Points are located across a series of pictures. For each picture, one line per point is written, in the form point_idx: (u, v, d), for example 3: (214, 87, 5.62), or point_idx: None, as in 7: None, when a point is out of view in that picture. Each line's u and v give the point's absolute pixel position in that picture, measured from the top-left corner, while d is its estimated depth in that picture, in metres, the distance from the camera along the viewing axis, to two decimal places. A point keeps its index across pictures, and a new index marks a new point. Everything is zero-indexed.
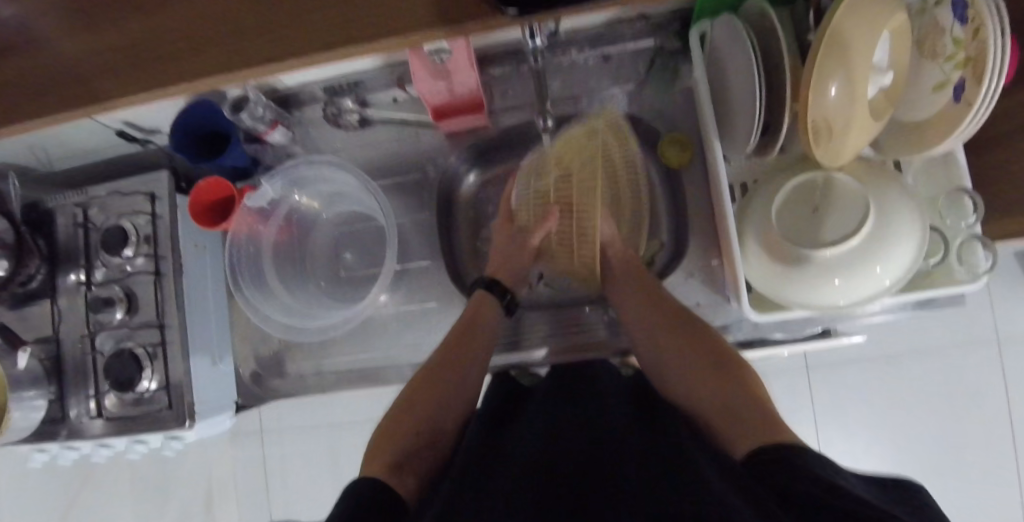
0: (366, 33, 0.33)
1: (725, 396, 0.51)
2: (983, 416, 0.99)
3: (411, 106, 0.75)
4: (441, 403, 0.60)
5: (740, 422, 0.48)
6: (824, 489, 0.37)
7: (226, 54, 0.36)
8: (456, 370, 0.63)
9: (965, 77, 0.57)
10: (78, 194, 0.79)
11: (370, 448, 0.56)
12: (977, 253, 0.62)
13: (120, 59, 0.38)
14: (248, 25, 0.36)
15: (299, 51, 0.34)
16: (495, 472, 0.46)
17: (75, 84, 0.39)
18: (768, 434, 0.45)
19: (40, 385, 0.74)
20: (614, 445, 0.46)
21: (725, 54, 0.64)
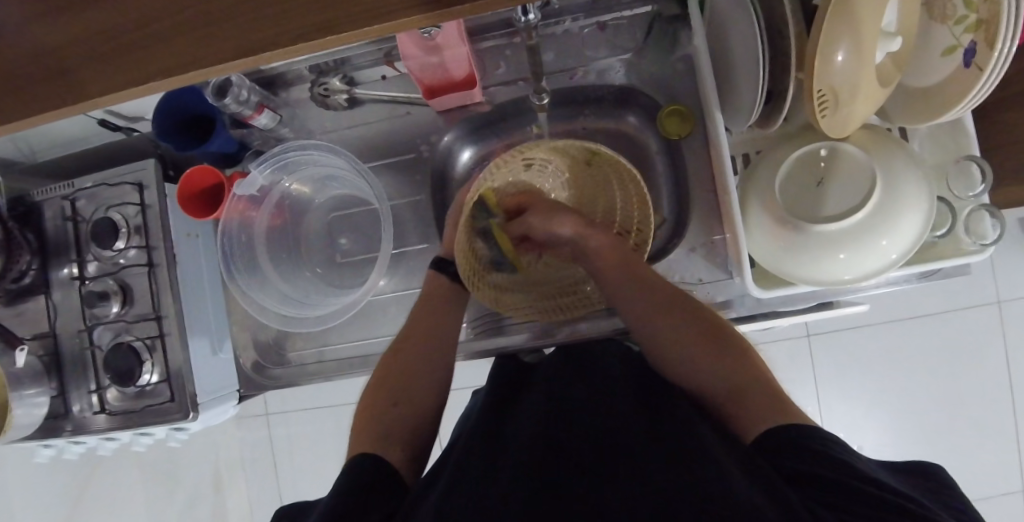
0: (346, 21, 0.30)
1: (727, 375, 0.49)
2: (982, 379, 0.99)
3: (401, 83, 0.73)
4: (410, 381, 0.59)
5: (744, 404, 0.46)
6: (837, 471, 0.37)
7: (191, 48, 0.33)
8: (425, 350, 0.62)
9: (976, 41, 0.55)
10: (65, 185, 0.77)
11: (353, 430, 0.55)
12: (984, 222, 0.62)
13: (75, 56, 0.35)
14: (214, 13, 0.33)
15: (274, 42, 0.32)
16: (489, 461, 0.46)
17: (41, 83, 0.36)
18: (775, 416, 0.44)
19: (41, 381, 0.73)
20: (613, 433, 0.45)
21: (728, 19, 0.61)
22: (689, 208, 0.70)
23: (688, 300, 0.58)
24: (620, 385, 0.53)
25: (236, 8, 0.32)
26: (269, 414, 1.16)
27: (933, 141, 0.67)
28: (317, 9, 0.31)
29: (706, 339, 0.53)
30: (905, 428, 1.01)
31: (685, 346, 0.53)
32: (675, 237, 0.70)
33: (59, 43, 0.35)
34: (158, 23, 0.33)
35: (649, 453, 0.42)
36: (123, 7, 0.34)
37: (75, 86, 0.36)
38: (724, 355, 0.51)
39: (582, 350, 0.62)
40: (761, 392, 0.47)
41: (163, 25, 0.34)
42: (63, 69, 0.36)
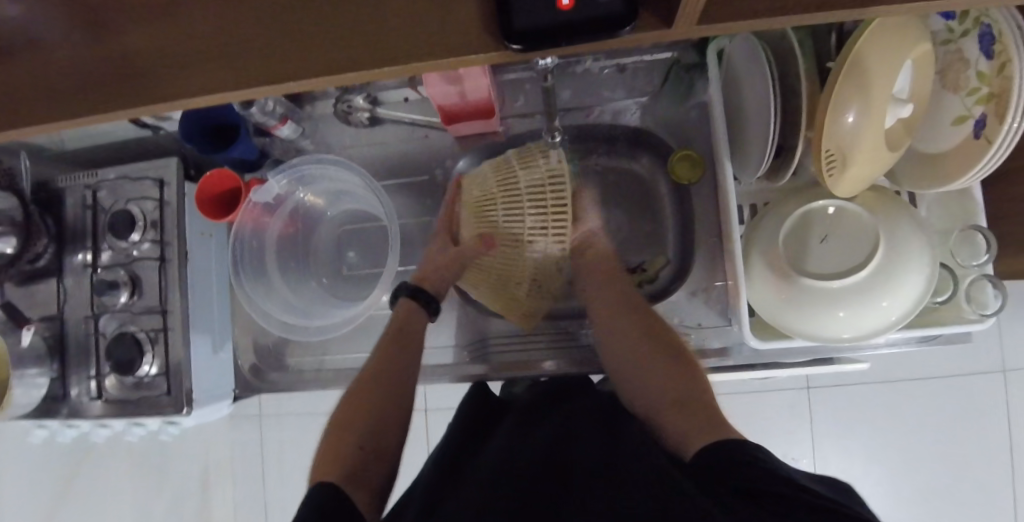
0: (363, 63, 0.32)
1: (675, 389, 0.54)
2: (983, 447, 0.98)
3: (422, 107, 0.74)
4: (377, 408, 0.59)
5: (682, 418, 0.50)
6: (789, 486, 0.36)
7: (218, 73, 0.35)
8: (403, 374, 0.62)
9: (987, 113, 0.56)
10: (89, 175, 0.79)
11: (319, 458, 0.55)
12: (986, 292, 0.63)
13: (111, 70, 0.38)
14: (251, 46, 0.35)
15: (298, 73, 0.33)
16: (459, 486, 0.47)
17: (71, 92, 0.38)
18: (710, 431, 0.46)
19: (43, 363, 0.75)
20: (576, 455, 0.45)
21: (743, 72, 0.63)
22: (693, 252, 0.70)
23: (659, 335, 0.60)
24: (589, 408, 0.53)
25: (271, 43, 0.34)
26: (263, 416, 1.12)
27: (941, 207, 0.68)
28: (343, 51, 0.33)
29: (668, 371, 0.56)
30: (900, 489, 1.00)
31: (654, 380, 0.56)
32: (676, 279, 0.71)
33: (100, 59, 0.38)
34: (197, 50, 0.36)
35: (608, 470, 0.42)
36: (167, 29, 0.37)
37: (104, 97, 0.38)
38: (682, 385, 0.54)
39: (574, 381, 0.61)
40: (710, 418, 0.49)
41: (199, 50, 0.36)
42: (97, 80, 0.38)
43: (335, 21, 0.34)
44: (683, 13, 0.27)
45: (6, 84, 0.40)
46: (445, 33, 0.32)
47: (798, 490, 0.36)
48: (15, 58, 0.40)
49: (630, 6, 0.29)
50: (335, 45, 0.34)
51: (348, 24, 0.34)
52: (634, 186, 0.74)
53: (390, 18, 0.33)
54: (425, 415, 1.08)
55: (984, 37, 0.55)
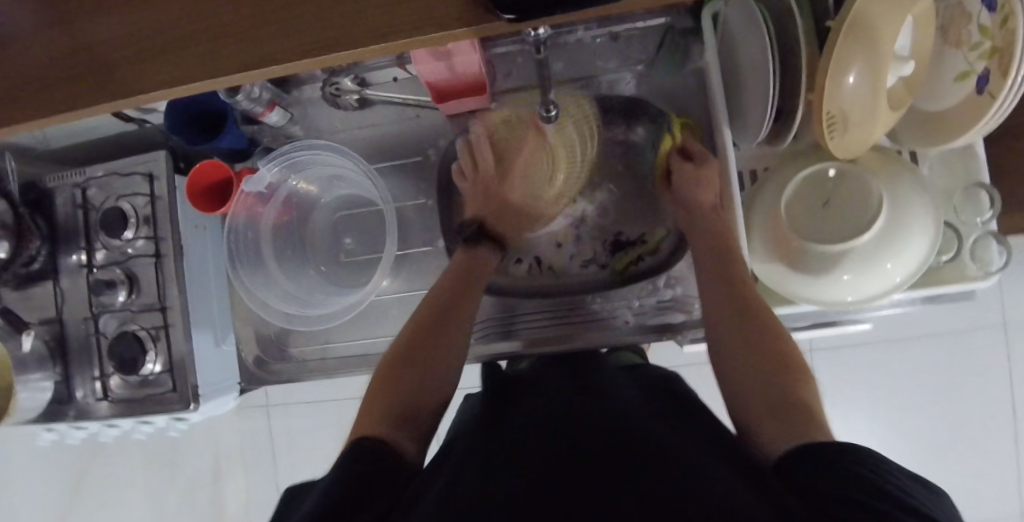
0: (340, 43, 0.31)
1: (766, 383, 0.47)
2: (985, 401, 0.98)
3: (411, 86, 0.72)
4: (427, 355, 0.57)
5: (777, 419, 0.43)
6: (860, 490, 0.31)
7: (195, 61, 0.34)
8: (447, 334, 0.59)
9: (989, 69, 0.54)
10: (77, 174, 0.78)
11: (365, 401, 0.53)
12: (991, 250, 0.62)
13: (83, 63, 0.36)
14: (222, 29, 0.33)
15: (272, 58, 0.32)
16: (497, 440, 0.46)
17: (47, 85, 0.37)
18: (802, 434, 0.40)
19: (46, 366, 0.75)
20: (614, 428, 0.43)
21: (740, 35, 0.61)
22: None
23: (751, 318, 0.53)
24: (641, 397, 0.50)
25: (241, 26, 0.33)
26: (270, 406, 1.11)
27: (942, 165, 0.67)
28: (319, 30, 0.31)
29: (760, 357, 0.49)
30: (904, 446, 1.01)
31: (742, 375, 0.49)
32: (677, 250, 0.69)
33: (70, 51, 0.37)
34: (167, 37, 0.34)
35: (662, 454, 0.39)
36: (134, 15, 0.35)
37: (80, 93, 0.36)
38: (770, 377, 0.47)
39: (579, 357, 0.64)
40: (797, 426, 0.41)
41: (171, 37, 0.34)
42: (70, 75, 0.37)
43: None
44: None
45: None
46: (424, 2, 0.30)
47: (877, 498, 0.30)
48: None
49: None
50: (310, 21, 0.32)
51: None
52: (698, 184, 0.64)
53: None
54: None
55: None
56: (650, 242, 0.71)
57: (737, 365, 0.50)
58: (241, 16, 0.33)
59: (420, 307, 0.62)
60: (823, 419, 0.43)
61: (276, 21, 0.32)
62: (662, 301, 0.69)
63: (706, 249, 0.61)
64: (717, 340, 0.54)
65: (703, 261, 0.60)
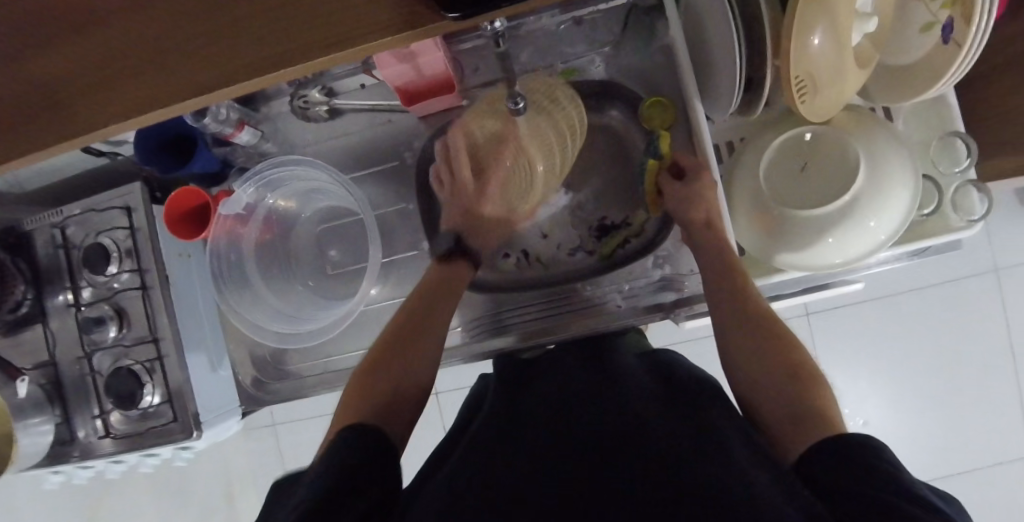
0: (291, 57, 0.31)
1: (773, 375, 0.48)
2: (983, 347, 0.99)
3: (379, 90, 0.71)
4: (406, 361, 0.58)
5: (787, 420, 0.44)
6: (873, 486, 0.33)
7: (167, 82, 0.34)
8: (426, 338, 0.60)
9: (953, 17, 0.54)
10: (54, 213, 0.77)
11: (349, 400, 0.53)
12: (971, 196, 0.62)
13: (49, 99, 0.36)
14: (170, 56, 0.33)
15: (227, 79, 0.32)
16: (507, 442, 0.46)
17: (19, 129, 0.38)
18: (821, 428, 0.41)
19: (44, 410, 0.74)
20: (620, 422, 0.44)
21: (702, 7, 0.61)
22: None
23: (758, 325, 0.52)
24: (647, 386, 0.51)
25: (190, 50, 0.33)
26: (276, 424, 1.12)
27: (916, 117, 0.67)
28: (286, 39, 0.31)
29: (764, 347, 0.50)
30: (908, 400, 1.02)
31: (754, 384, 0.49)
32: (663, 228, 0.69)
33: (26, 94, 0.37)
34: (118, 69, 0.34)
35: (671, 444, 0.40)
36: (75, 51, 0.35)
37: (58, 126, 0.37)
38: (787, 388, 0.46)
39: (586, 343, 0.64)
40: (809, 420, 0.42)
41: (136, 60, 0.34)
42: (48, 110, 0.37)
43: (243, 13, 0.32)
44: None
45: None
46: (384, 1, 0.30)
47: (891, 491, 0.32)
48: None
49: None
50: (259, 37, 0.31)
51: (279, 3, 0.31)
52: (693, 197, 0.60)
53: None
54: (436, 399, 1.09)
55: None
56: (634, 223, 0.71)
57: (754, 375, 0.49)
58: (187, 41, 0.33)
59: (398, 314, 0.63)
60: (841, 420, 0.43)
61: (224, 43, 0.32)
62: (652, 282, 0.69)
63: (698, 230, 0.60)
64: (720, 324, 0.55)
65: (702, 259, 0.60)
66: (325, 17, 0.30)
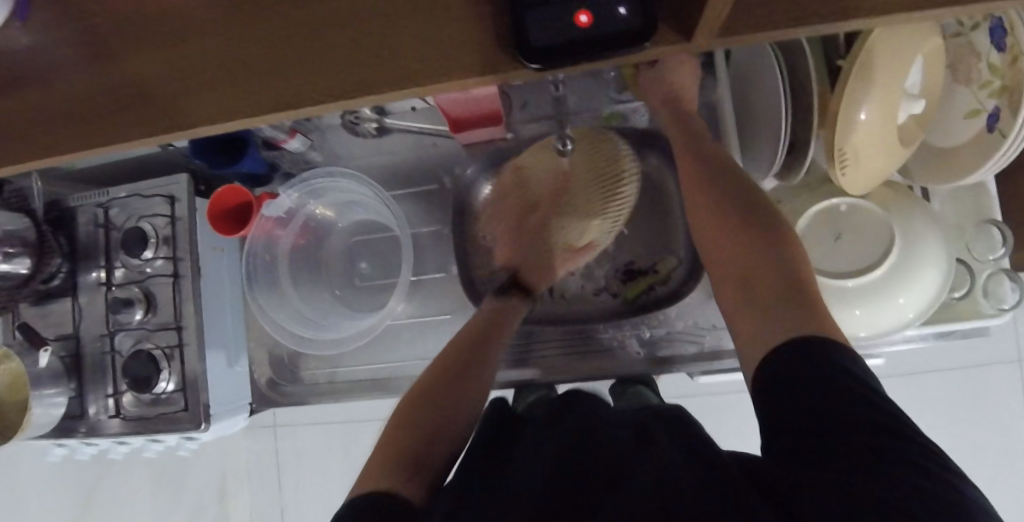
0: (362, 88, 0.35)
1: (749, 257, 0.46)
2: (1003, 438, 0.97)
3: (428, 114, 0.73)
4: (449, 394, 0.56)
5: (768, 300, 0.43)
6: (897, 462, 0.31)
7: (232, 103, 0.38)
8: (475, 370, 0.59)
9: (1000, 107, 0.55)
10: (100, 194, 0.80)
11: (383, 433, 0.53)
12: (1004, 286, 0.62)
13: (137, 96, 0.40)
14: (254, 75, 0.38)
15: (298, 98, 0.36)
16: (513, 464, 0.47)
17: (93, 121, 0.41)
18: (806, 324, 0.40)
19: (61, 382, 0.75)
20: (614, 450, 0.43)
21: (753, 70, 0.62)
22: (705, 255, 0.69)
23: (759, 221, 0.48)
24: (622, 418, 0.50)
25: (275, 73, 0.37)
26: (278, 426, 1.10)
27: (954, 201, 0.67)
28: (342, 77, 0.36)
29: (755, 237, 0.47)
30: None
31: (754, 324, 0.43)
32: (689, 280, 0.69)
33: (119, 92, 0.41)
34: (206, 81, 0.39)
35: (662, 469, 0.38)
36: (174, 60, 0.40)
37: (134, 125, 0.40)
38: (793, 316, 0.41)
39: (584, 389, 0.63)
40: (786, 302, 0.42)
41: (225, 77, 0.38)
42: (113, 109, 0.41)
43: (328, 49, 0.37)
44: (709, 13, 0.29)
45: (44, 110, 0.42)
46: (420, 58, 0.35)
47: (913, 468, 0.31)
48: (49, 86, 0.42)
49: (648, 23, 0.34)
50: (340, 69, 0.36)
51: (333, 47, 0.37)
52: (660, 80, 0.61)
53: (395, 46, 0.36)
54: None
55: (996, 28, 0.54)
56: (661, 272, 0.72)
57: (758, 310, 0.44)
58: (275, 65, 0.37)
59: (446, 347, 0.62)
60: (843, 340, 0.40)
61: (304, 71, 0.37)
62: (672, 332, 0.69)
63: (689, 167, 0.54)
64: (707, 243, 0.51)
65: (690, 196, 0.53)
66: (397, 58, 0.35)
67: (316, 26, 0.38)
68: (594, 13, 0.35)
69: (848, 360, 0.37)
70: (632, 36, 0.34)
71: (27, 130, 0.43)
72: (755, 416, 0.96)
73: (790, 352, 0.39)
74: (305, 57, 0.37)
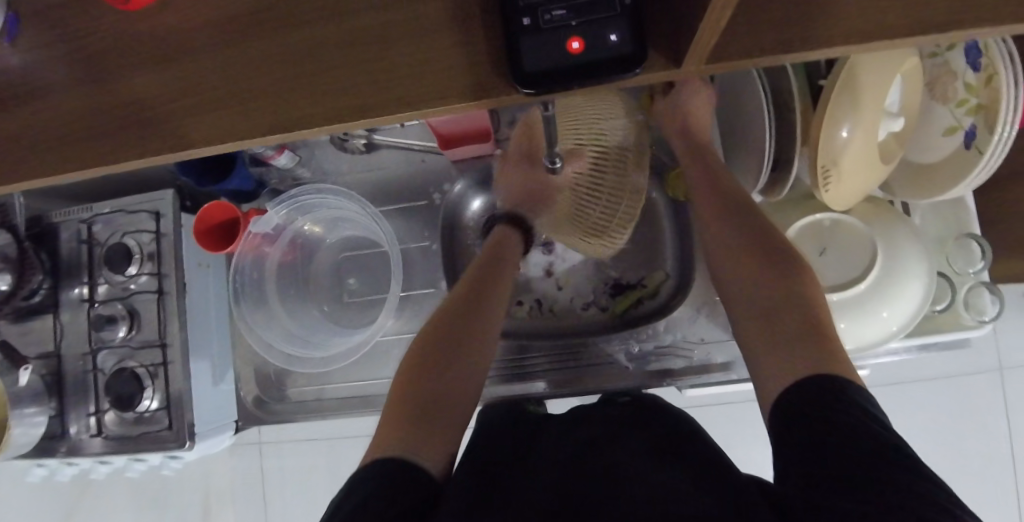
0: (354, 114, 0.36)
1: (762, 281, 0.48)
2: (986, 447, 0.98)
3: (417, 131, 0.74)
4: (460, 354, 0.55)
5: (780, 320, 0.45)
6: (900, 479, 0.32)
7: (221, 125, 0.38)
8: (482, 327, 0.58)
9: (977, 124, 0.57)
10: (84, 209, 0.79)
11: (394, 396, 0.52)
12: (984, 298, 0.63)
13: (124, 116, 0.40)
14: (245, 98, 0.38)
15: (289, 123, 0.37)
16: (517, 474, 0.45)
17: (78, 141, 0.41)
18: (820, 349, 0.41)
19: (41, 401, 0.74)
20: (624, 449, 0.43)
21: (737, 90, 0.64)
22: (693, 269, 0.70)
23: (754, 240, 0.50)
24: (632, 411, 0.50)
25: (265, 98, 0.38)
26: (263, 443, 1.08)
27: (935, 216, 0.68)
28: (332, 103, 0.37)
29: (756, 251, 0.50)
30: None
31: (763, 350, 0.44)
32: (676, 294, 0.70)
33: (106, 110, 0.41)
34: (193, 102, 0.39)
35: (661, 480, 0.38)
36: (162, 80, 0.40)
37: (121, 145, 0.40)
38: (803, 334, 0.43)
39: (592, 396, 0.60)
40: (795, 324, 0.44)
41: (213, 98, 0.39)
42: (103, 130, 0.41)
43: (316, 73, 0.38)
44: (699, 41, 0.30)
45: (29, 129, 0.42)
46: (408, 83, 0.36)
47: (918, 487, 0.31)
48: (35, 106, 0.42)
49: (639, 50, 0.34)
50: (329, 95, 0.37)
51: (327, 70, 0.37)
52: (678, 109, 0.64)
53: (382, 73, 0.37)
54: None
55: (970, 50, 0.56)
56: (648, 285, 0.72)
57: (765, 329, 0.45)
58: (264, 89, 0.38)
59: (446, 302, 0.61)
60: (856, 376, 0.40)
61: (292, 96, 0.37)
62: (661, 345, 0.69)
63: (701, 196, 0.57)
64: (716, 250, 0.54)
65: (703, 207, 0.56)
66: (386, 83, 0.36)
67: (304, 47, 0.38)
68: (587, 39, 0.35)
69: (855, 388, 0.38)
70: (622, 63, 0.34)
71: (14, 149, 0.42)
72: (743, 428, 0.97)
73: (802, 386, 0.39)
74: (294, 80, 0.38)
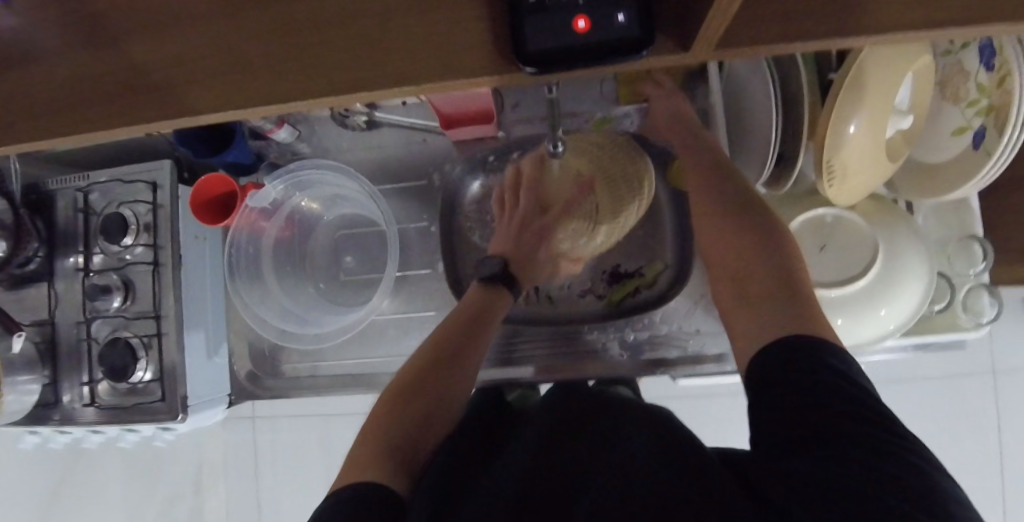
0: (350, 89, 0.35)
1: (749, 254, 0.47)
2: (975, 447, 0.98)
3: (419, 110, 0.73)
4: (435, 392, 0.55)
5: (761, 298, 0.44)
6: (900, 480, 0.31)
7: (217, 95, 0.37)
8: (462, 364, 0.58)
9: (986, 126, 0.56)
10: (80, 178, 0.78)
11: (366, 433, 0.51)
12: (982, 301, 0.63)
13: (120, 81, 0.39)
14: (242, 68, 0.37)
15: (284, 96, 0.36)
16: (498, 470, 0.45)
17: (73, 104, 0.40)
18: (802, 321, 0.41)
19: (34, 369, 0.74)
20: (612, 450, 0.42)
21: (745, 80, 0.62)
22: (692, 260, 0.69)
23: (753, 229, 0.48)
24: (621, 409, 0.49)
25: (263, 68, 0.37)
26: (256, 418, 1.09)
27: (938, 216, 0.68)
28: (329, 77, 0.36)
29: (751, 238, 0.48)
30: None
31: (739, 319, 0.45)
32: (675, 284, 0.70)
33: (102, 75, 0.40)
34: (191, 70, 0.38)
35: (649, 485, 0.37)
36: (159, 45, 0.39)
37: (116, 112, 0.39)
38: (787, 306, 0.42)
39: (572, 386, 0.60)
40: (777, 296, 0.44)
41: (210, 66, 0.38)
42: (97, 95, 0.40)
43: (315, 45, 0.37)
44: (707, 26, 0.29)
45: (21, 91, 0.41)
46: (407, 59, 0.35)
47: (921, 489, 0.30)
48: (29, 67, 0.41)
49: (645, 33, 0.33)
50: (327, 68, 0.36)
51: (324, 45, 0.37)
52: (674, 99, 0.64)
53: (382, 46, 0.36)
54: None
55: (984, 49, 0.55)
56: (647, 274, 0.72)
57: (750, 302, 0.45)
58: (262, 59, 0.37)
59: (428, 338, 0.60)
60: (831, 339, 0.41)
61: (290, 68, 0.36)
62: (656, 335, 0.69)
63: (700, 191, 0.54)
64: (706, 243, 0.51)
65: (697, 208, 0.53)
66: (384, 58, 0.35)
67: (305, 18, 0.37)
68: (593, 19, 0.35)
69: (839, 359, 0.38)
70: (627, 45, 0.34)
71: (6, 111, 0.41)
72: (734, 421, 0.97)
73: (784, 377, 0.38)
74: (293, 52, 0.37)
